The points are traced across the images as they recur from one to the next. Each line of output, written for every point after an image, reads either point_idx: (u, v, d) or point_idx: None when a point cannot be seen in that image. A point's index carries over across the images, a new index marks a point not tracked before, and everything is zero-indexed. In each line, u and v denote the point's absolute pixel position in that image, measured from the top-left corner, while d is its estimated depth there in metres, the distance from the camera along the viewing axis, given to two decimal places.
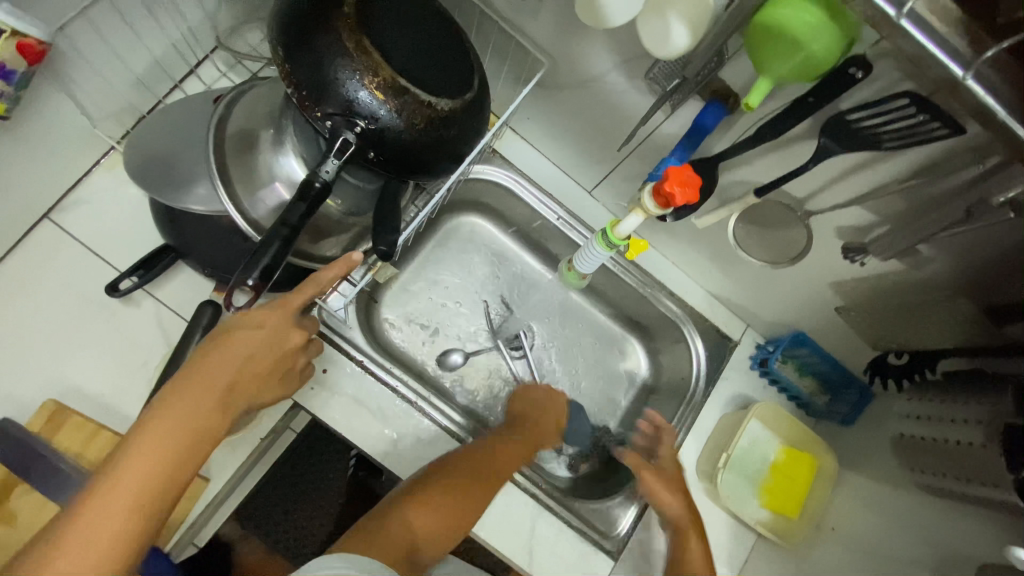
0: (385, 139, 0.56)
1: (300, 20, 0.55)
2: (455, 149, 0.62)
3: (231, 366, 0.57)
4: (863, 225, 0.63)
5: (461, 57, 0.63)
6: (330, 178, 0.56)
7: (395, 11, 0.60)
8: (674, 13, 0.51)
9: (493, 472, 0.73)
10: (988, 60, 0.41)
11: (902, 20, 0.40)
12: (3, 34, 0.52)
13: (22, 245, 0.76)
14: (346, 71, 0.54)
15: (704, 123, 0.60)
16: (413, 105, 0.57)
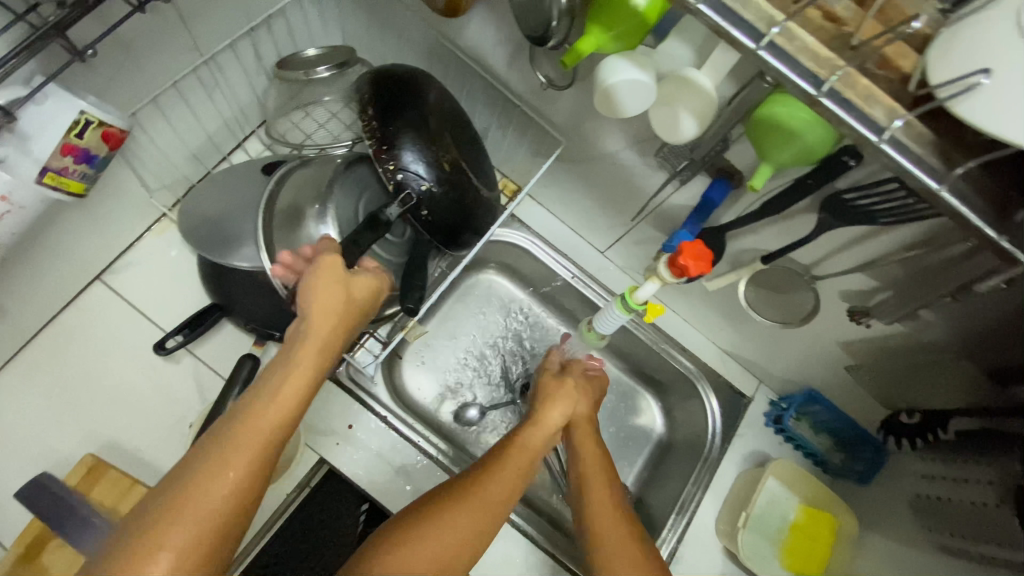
0: (441, 201, 0.64)
1: (389, 91, 0.64)
2: (483, 226, 0.71)
3: (321, 324, 0.61)
4: (866, 290, 0.67)
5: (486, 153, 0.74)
6: (392, 219, 0.63)
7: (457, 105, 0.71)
8: (682, 108, 0.57)
9: (504, 479, 0.70)
10: (961, 174, 0.42)
11: (882, 144, 0.42)
12: (90, 125, 0.55)
13: (73, 305, 0.81)
14: (425, 145, 0.63)
15: (711, 198, 0.67)
16: (467, 184, 0.67)
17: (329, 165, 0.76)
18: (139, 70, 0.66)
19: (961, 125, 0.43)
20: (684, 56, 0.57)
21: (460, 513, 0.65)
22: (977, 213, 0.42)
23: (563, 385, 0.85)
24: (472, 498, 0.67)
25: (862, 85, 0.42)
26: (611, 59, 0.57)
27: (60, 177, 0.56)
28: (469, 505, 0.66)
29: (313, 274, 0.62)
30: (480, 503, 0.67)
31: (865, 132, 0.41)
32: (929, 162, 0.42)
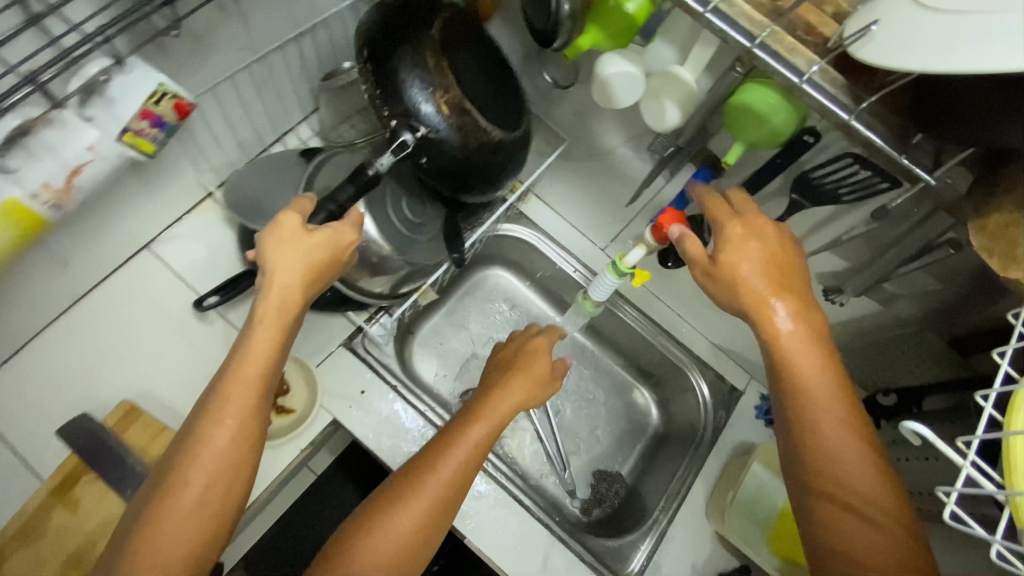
0: (439, 148, 0.67)
1: (389, 33, 0.67)
2: (498, 172, 0.73)
3: (283, 287, 0.62)
4: (838, 270, 0.73)
5: (505, 87, 0.75)
6: (382, 170, 0.68)
7: (470, 41, 0.72)
8: (667, 98, 0.66)
9: (460, 455, 0.67)
10: (865, 108, 0.49)
11: (803, 85, 0.49)
12: (165, 95, 0.65)
13: (121, 269, 0.90)
14: (421, 86, 0.66)
15: (695, 183, 0.74)
16: (471, 125, 0.68)
17: (360, 152, 0.86)
18: (206, 60, 0.78)
19: (869, 73, 0.51)
20: (669, 55, 0.67)
21: (448, 464, 0.66)
22: (884, 139, 0.49)
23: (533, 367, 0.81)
24: (455, 448, 0.67)
25: (788, 41, 0.50)
26: (605, 56, 0.67)
27: (136, 137, 0.65)
28: (455, 451, 0.67)
29: (267, 241, 0.63)
30: (448, 467, 0.66)
31: (788, 75, 0.49)
32: (841, 99, 0.49)
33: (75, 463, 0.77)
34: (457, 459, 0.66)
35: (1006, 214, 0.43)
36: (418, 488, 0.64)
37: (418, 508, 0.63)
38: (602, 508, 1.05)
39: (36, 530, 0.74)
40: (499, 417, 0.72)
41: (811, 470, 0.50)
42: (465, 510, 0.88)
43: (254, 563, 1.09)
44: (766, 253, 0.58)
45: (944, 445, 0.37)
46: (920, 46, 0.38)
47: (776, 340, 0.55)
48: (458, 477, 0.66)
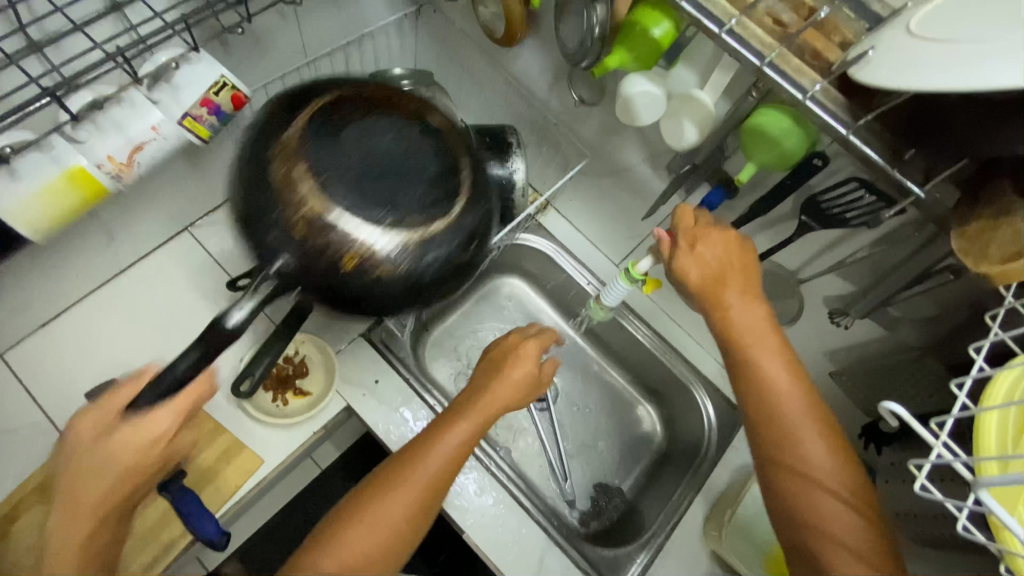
0: (311, 276, 0.53)
1: (253, 145, 0.56)
2: (413, 283, 0.56)
3: (89, 493, 0.59)
4: (844, 294, 0.76)
5: (422, 167, 0.57)
6: (241, 322, 0.52)
7: (369, 122, 0.58)
8: (686, 118, 0.71)
9: (447, 451, 0.67)
10: (864, 127, 0.53)
11: (808, 102, 0.53)
12: (224, 86, 0.71)
13: (161, 248, 0.96)
14: (275, 208, 0.53)
15: (710, 201, 0.78)
16: (346, 237, 0.53)
17: None
18: (261, 59, 0.84)
19: (873, 96, 0.54)
20: (690, 79, 0.71)
21: (436, 460, 0.66)
22: (879, 154, 0.52)
23: (520, 362, 0.80)
24: (443, 441, 0.68)
25: (795, 63, 0.54)
26: (631, 76, 0.72)
27: (195, 123, 0.71)
28: (442, 445, 0.67)
29: (73, 436, 0.60)
30: (432, 462, 0.66)
31: (793, 93, 0.53)
32: (841, 116, 0.53)
33: None
34: (446, 452, 0.67)
35: (984, 221, 0.48)
36: (409, 485, 0.64)
37: (405, 502, 0.63)
38: (601, 520, 1.06)
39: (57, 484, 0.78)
40: (486, 415, 0.72)
41: (765, 441, 0.56)
42: (466, 506, 0.90)
43: (253, 550, 1.10)
44: (719, 250, 0.67)
45: (917, 424, 0.42)
46: (905, 67, 0.42)
47: (726, 320, 0.63)
48: (446, 472, 0.67)
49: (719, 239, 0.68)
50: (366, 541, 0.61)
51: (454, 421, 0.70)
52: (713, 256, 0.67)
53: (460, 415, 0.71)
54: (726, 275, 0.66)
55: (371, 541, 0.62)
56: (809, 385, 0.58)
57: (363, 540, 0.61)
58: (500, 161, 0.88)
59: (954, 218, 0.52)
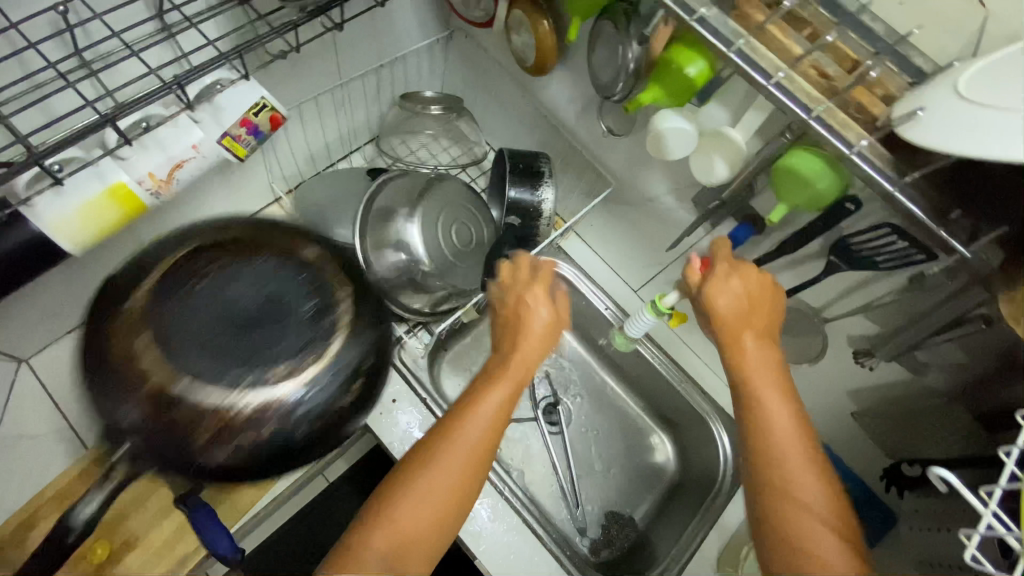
0: (162, 458, 0.48)
1: (94, 312, 0.50)
2: (288, 450, 0.50)
3: None
4: (869, 335, 0.75)
5: (292, 311, 0.51)
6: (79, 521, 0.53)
7: (228, 269, 0.52)
8: (717, 155, 0.71)
9: (484, 416, 0.65)
10: (909, 183, 0.53)
11: (853, 155, 0.53)
12: (265, 107, 0.72)
13: None
14: (114, 396, 0.47)
15: (737, 237, 0.79)
16: (196, 415, 0.47)
17: (422, 178, 0.94)
18: (299, 79, 0.86)
19: (914, 149, 0.55)
20: (723, 115, 0.71)
21: (475, 426, 0.64)
22: (924, 211, 0.53)
23: (537, 311, 0.75)
24: (478, 407, 0.65)
25: (841, 117, 0.54)
26: (664, 112, 0.73)
27: (233, 142, 0.72)
28: (478, 412, 0.65)
29: None
30: (469, 431, 0.64)
31: (840, 146, 0.54)
32: (886, 169, 0.53)
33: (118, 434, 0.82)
34: (484, 419, 0.65)
35: None
36: (450, 454, 0.63)
37: (448, 475, 0.62)
38: (612, 549, 1.05)
39: None
40: (517, 378, 0.69)
41: (759, 464, 0.56)
42: (479, 531, 0.89)
43: (259, 562, 1.10)
44: (745, 292, 0.67)
45: (968, 492, 0.43)
46: (962, 132, 0.42)
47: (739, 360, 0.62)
48: (486, 440, 0.65)
49: (751, 281, 0.68)
50: (416, 514, 0.61)
51: (486, 386, 0.68)
52: (740, 296, 0.67)
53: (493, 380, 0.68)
54: (751, 316, 0.66)
55: (423, 514, 0.61)
56: (811, 431, 0.58)
57: (414, 513, 0.60)
58: (530, 187, 0.96)
59: (998, 278, 0.52)
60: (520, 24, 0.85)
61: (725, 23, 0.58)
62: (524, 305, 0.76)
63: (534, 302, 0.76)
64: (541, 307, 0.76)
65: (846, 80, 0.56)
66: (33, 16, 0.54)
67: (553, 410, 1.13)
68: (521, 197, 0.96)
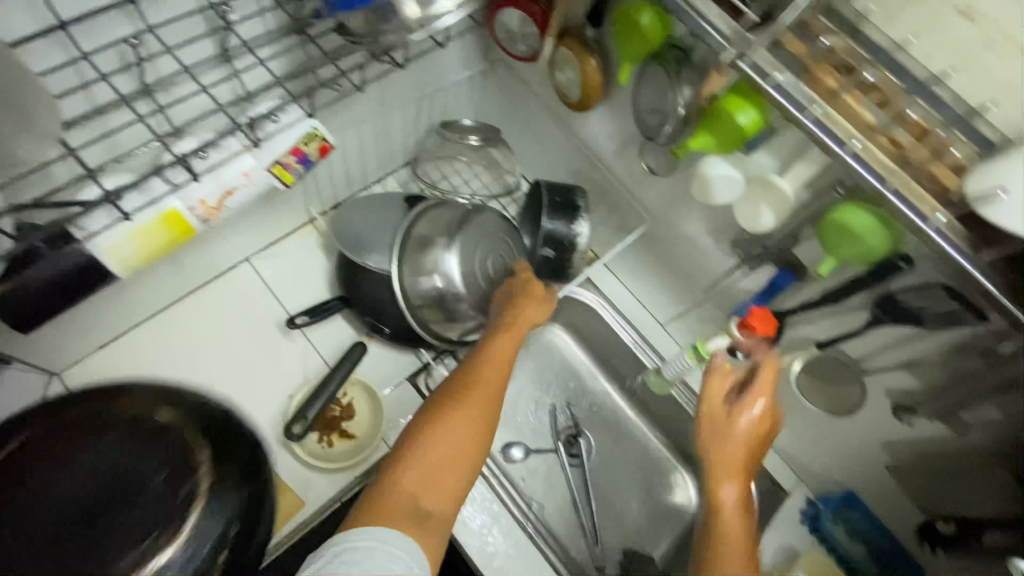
0: None
1: None
2: None
3: None
4: (909, 390, 0.75)
5: (144, 483, 0.52)
6: None
7: (59, 465, 0.52)
8: (763, 204, 0.71)
9: (493, 369, 0.74)
10: (984, 260, 0.53)
11: (930, 231, 0.53)
12: (315, 136, 0.72)
13: (221, 276, 0.97)
14: None
15: (778, 284, 0.78)
16: None
17: (459, 208, 0.95)
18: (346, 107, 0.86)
19: (979, 220, 0.55)
20: (770, 163, 0.71)
21: (486, 375, 0.73)
22: (996, 286, 0.52)
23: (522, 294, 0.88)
24: (486, 361, 0.75)
25: (912, 186, 0.54)
26: (711, 157, 0.73)
27: (282, 170, 0.71)
28: (488, 365, 0.74)
29: None
30: (483, 380, 0.72)
31: (918, 222, 0.53)
32: (958, 242, 0.53)
33: None
34: (492, 370, 0.74)
35: None
36: (469, 397, 0.69)
37: (472, 411, 0.68)
38: None
39: None
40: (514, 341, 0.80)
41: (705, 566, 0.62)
42: (501, 568, 0.88)
43: None
44: (754, 430, 0.70)
45: None
46: None
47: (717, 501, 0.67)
48: (497, 386, 0.73)
49: (767, 417, 0.71)
50: (443, 450, 0.64)
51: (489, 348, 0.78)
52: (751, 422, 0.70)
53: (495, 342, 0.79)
54: (751, 450, 0.69)
55: (449, 449, 0.64)
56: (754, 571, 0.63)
57: (440, 448, 0.64)
58: (566, 221, 0.98)
59: None
60: (566, 61, 0.85)
61: (799, 89, 0.56)
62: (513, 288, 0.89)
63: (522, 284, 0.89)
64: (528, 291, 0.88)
65: (920, 150, 0.56)
66: (103, 49, 0.55)
67: (574, 441, 1.13)
68: (557, 230, 0.98)
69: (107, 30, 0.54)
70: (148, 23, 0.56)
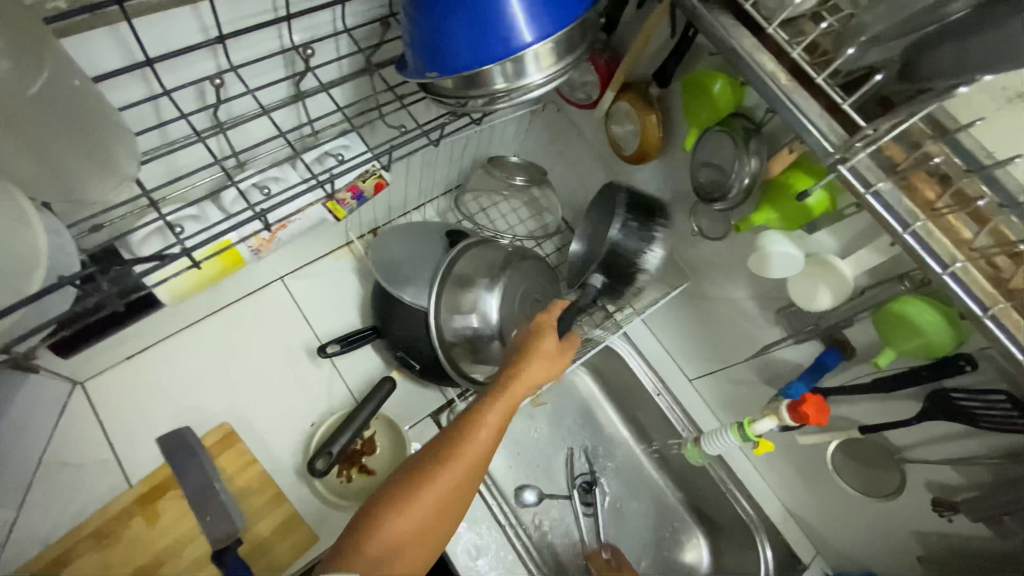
0: None
1: None
2: None
3: None
4: (951, 485, 0.73)
5: None
6: None
7: None
8: (822, 285, 0.70)
9: (483, 435, 0.61)
10: None
11: None
12: (373, 174, 0.71)
13: (253, 293, 0.95)
14: None
15: (825, 362, 0.76)
16: None
17: (500, 250, 0.94)
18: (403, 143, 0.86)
19: None
20: (829, 243, 0.71)
21: (471, 443, 0.61)
22: None
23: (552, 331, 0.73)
24: (480, 421, 0.62)
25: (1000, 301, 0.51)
26: (772, 233, 0.72)
27: (337, 205, 0.71)
28: (478, 426, 0.62)
29: None
30: (465, 452, 0.60)
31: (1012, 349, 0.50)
32: None
33: (167, 473, 0.80)
34: (481, 438, 0.62)
35: None
36: (443, 469, 0.59)
37: (439, 488, 0.58)
38: None
39: (114, 533, 0.76)
40: (522, 396, 0.66)
41: None
42: None
43: None
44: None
45: None
46: None
47: None
48: (481, 458, 0.61)
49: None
50: (399, 530, 0.56)
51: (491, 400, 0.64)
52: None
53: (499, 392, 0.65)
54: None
55: (403, 530, 0.56)
56: None
57: (398, 527, 0.56)
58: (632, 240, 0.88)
59: None
60: (625, 115, 0.84)
61: (901, 199, 0.54)
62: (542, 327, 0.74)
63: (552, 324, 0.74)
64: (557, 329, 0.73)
65: None
66: (184, 86, 0.55)
67: (591, 489, 1.10)
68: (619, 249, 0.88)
69: (191, 67, 0.54)
70: (232, 62, 0.56)
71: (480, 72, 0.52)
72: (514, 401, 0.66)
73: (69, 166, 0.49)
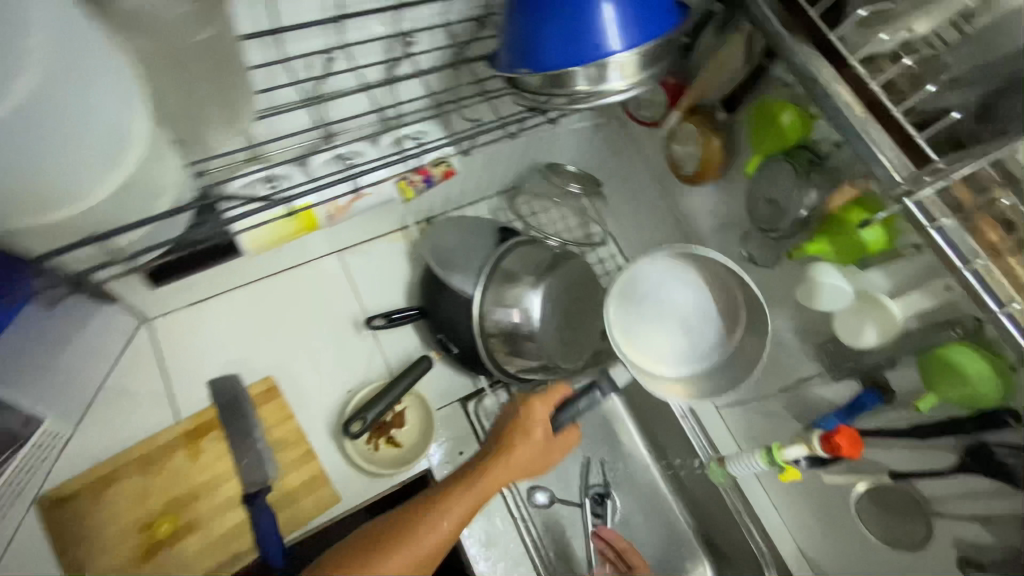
0: None
1: None
2: None
3: None
4: (980, 545, 0.70)
5: None
6: None
7: None
8: (869, 323, 0.70)
9: (444, 524, 0.68)
10: None
11: None
12: (445, 161, 0.77)
13: (313, 261, 1.01)
14: None
15: (863, 402, 0.76)
16: None
17: (548, 251, 0.97)
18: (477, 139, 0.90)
19: None
20: (882, 283, 0.71)
21: (431, 530, 0.67)
22: None
23: (526, 430, 0.80)
24: (444, 510, 0.69)
25: None
26: (824, 265, 0.73)
27: (407, 185, 0.77)
28: (441, 515, 0.68)
29: None
30: (425, 538, 0.67)
31: None
32: None
33: (212, 415, 0.86)
34: (439, 529, 0.67)
35: None
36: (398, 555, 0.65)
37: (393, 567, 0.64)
38: None
39: (157, 462, 0.82)
40: (486, 494, 0.72)
41: None
42: None
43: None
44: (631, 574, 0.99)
45: None
46: None
47: None
48: (436, 550, 0.67)
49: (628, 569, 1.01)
50: None
51: (456, 495, 0.71)
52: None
53: (467, 483, 0.73)
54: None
55: None
56: None
57: None
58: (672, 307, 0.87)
59: None
60: (688, 136, 0.87)
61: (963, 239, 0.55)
62: (518, 427, 0.80)
63: (531, 421, 0.81)
64: (531, 428, 0.80)
65: None
66: (295, 55, 0.63)
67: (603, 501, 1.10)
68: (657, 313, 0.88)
69: (308, 40, 0.63)
70: (341, 40, 0.64)
71: (566, 72, 0.55)
72: (477, 495, 0.71)
73: (207, 109, 0.60)
